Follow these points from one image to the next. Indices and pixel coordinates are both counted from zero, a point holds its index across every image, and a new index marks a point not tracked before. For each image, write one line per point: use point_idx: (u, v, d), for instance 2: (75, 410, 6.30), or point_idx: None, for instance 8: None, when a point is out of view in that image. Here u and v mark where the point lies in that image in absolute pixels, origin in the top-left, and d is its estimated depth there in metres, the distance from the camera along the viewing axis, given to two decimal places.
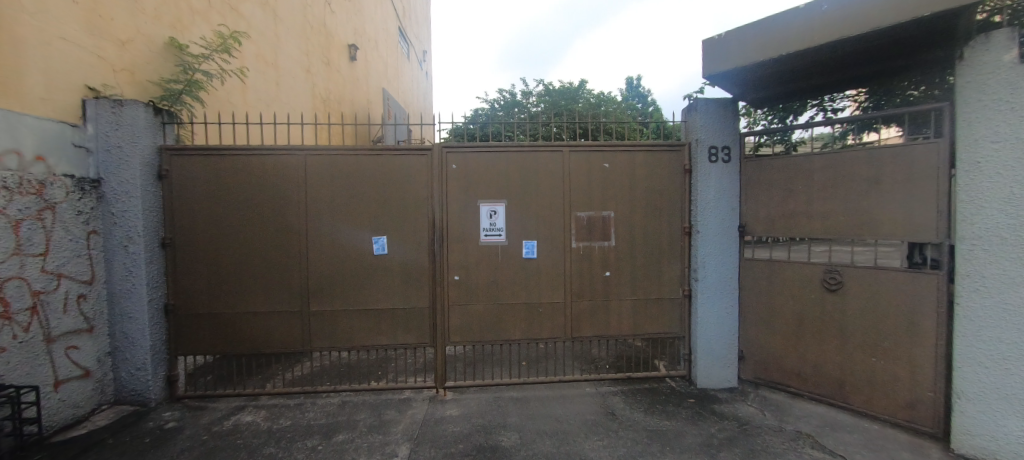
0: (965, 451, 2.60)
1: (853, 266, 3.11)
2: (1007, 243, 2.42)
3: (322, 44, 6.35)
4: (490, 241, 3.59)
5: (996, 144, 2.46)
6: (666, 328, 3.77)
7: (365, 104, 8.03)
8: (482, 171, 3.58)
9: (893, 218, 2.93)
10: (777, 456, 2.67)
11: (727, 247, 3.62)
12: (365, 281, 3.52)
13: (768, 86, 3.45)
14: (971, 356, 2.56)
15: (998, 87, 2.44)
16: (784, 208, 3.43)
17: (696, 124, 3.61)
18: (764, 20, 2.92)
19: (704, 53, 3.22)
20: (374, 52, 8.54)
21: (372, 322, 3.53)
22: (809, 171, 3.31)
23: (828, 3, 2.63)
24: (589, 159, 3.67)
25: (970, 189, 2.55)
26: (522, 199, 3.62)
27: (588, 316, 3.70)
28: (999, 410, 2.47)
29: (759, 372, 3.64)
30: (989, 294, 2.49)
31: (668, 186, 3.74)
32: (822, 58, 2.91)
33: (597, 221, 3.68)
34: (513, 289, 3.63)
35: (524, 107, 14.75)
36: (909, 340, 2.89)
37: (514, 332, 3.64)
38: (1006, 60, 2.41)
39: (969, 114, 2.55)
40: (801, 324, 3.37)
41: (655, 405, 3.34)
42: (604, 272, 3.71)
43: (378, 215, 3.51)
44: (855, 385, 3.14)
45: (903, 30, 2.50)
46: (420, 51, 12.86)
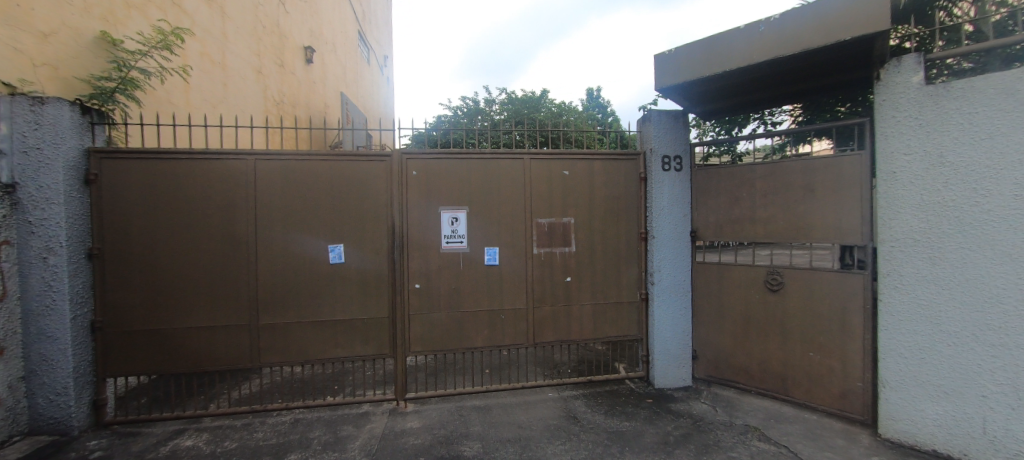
0: (890, 435, 2.84)
1: (792, 267, 3.35)
2: (919, 245, 2.69)
3: (274, 45, 6.09)
4: (452, 248, 3.56)
5: (908, 156, 2.74)
6: (625, 332, 3.88)
7: (321, 108, 7.76)
8: (444, 178, 3.55)
9: (825, 223, 3.19)
10: (728, 450, 2.81)
11: (680, 251, 3.79)
12: (320, 292, 3.37)
13: (715, 99, 3.67)
14: (892, 348, 2.82)
15: (908, 105, 2.74)
16: (731, 215, 3.65)
17: (650, 134, 3.77)
18: (709, 39, 3.12)
19: (656, 67, 3.39)
20: (331, 55, 8.28)
21: (328, 334, 3.39)
22: (752, 179, 3.55)
23: (765, 25, 2.85)
24: (550, 167, 3.74)
25: (888, 197, 2.82)
26: (484, 206, 3.62)
27: (549, 321, 3.75)
28: (917, 396, 2.73)
29: (711, 370, 3.82)
30: (905, 291, 2.76)
31: (624, 194, 3.88)
32: (761, 75, 3.14)
33: (557, 227, 3.75)
34: (475, 297, 3.61)
35: (487, 114, 14.82)
36: (841, 335, 3.14)
37: (477, 340, 3.61)
38: (914, 82, 2.71)
39: (885, 129, 2.83)
40: (748, 323, 3.58)
41: (615, 407, 3.43)
42: (565, 278, 3.77)
43: (334, 223, 3.39)
44: (796, 379, 3.36)
45: (829, 52, 2.75)
46: (380, 56, 12.63)
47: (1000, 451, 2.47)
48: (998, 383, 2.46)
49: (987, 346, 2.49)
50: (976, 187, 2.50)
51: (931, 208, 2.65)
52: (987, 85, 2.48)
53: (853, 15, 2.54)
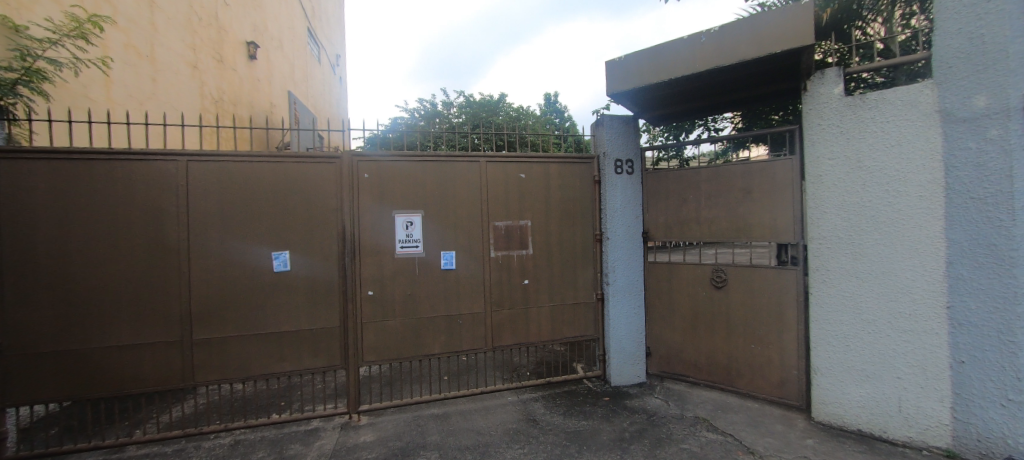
0: (822, 418, 3.08)
1: (734, 265, 3.56)
2: (842, 241, 2.95)
3: (212, 38, 5.67)
4: (406, 253, 3.46)
5: (832, 161, 3.00)
6: (582, 332, 3.95)
7: (267, 108, 7.33)
8: (398, 181, 3.45)
9: (762, 223, 3.41)
10: (679, 442, 2.91)
11: (633, 252, 3.91)
12: (263, 302, 3.16)
13: (663, 106, 3.84)
14: (823, 337, 3.06)
15: (831, 115, 2.99)
16: (679, 216, 3.82)
17: (603, 138, 3.87)
18: (656, 48, 3.25)
19: (607, 73, 3.49)
20: (278, 51, 7.85)
21: (272, 348, 3.18)
22: (698, 182, 3.74)
23: (706, 36, 3.01)
24: (507, 170, 3.74)
25: (816, 199, 3.08)
26: (440, 210, 3.56)
27: (508, 324, 3.73)
28: (843, 380, 2.98)
29: (663, 365, 3.97)
30: (832, 285, 3.01)
31: (580, 197, 3.95)
32: (704, 83, 3.31)
33: (514, 230, 3.75)
34: (431, 302, 3.52)
35: (444, 118, 14.66)
36: (778, 327, 3.36)
37: (434, 347, 3.52)
38: (835, 93, 2.97)
39: (812, 136, 3.09)
40: (696, 319, 3.76)
41: (573, 407, 3.47)
42: (522, 281, 3.78)
43: (279, 229, 3.20)
44: (740, 371, 3.56)
45: (763, 63, 2.95)
46: (332, 55, 12.14)
47: (914, 427, 2.73)
48: (911, 366, 2.72)
49: (901, 333, 2.75)
50: (889, 188, 2.77)
51: (852, 208, 2.91)
52: (895, 96, 2.74)
53: (783, 30, 2.74)
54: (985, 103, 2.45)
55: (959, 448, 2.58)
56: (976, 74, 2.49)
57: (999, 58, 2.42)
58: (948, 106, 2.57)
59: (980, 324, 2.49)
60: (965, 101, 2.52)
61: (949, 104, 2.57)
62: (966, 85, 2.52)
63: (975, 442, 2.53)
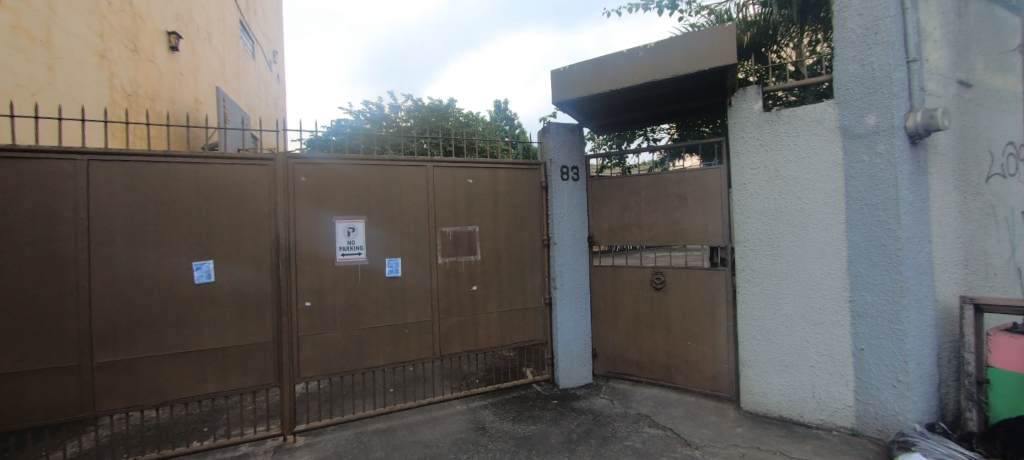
0: (749, 407, 3.34)
1: (672, 267, 3.77)
2: (764, 244, 3.25)
3: (124, 25, 5.09)
4: (348, 260, 3.30)
5: (754, 170, 3.29)
6: (531, 336, 3.98)
7: (192, 105, 6.71)
8: (338, 185, 3.28)
9: (695, 228, 3.65)
10: (623, 439, 3.01)
11: (579, 256, 4.04)
12: (182, 318, 2.86)
13: (606, 115, 4.00)
14: (748, 332, 3.34)
15: (752, 128, 3.29)
16: (621, 222, 4.01)
17: (550, 145, 3.97)
18: (598, 59, 3.38)
19: (552, 82, 3.59)
20: (205, 44, 7.22)
21: (192, 368, 2.88)
22: (638, 189, 3.93)
23: (643, 50, 3.18)
24: (454, 176, 3.70)
25: (741, 205, 3.36)
26: (385, 215, 3.44)
27: (456, 332, 3.67)
28: (767, 371, 3.26)
29: (609, 366, 4.13)
30: (756, 283, 3.30)
31: (528, 202, 4.00)
32: (642, 95, 3.49)
33: (462, 235, 3.72)
34: (376, 312, 3.38)
35: (392, 122, 14.26)
36: (711, 325, 3.59)
37: (378, 358, 3.38)
38: (754, 109, 3.28)
39: (737, 147, 3.37)
40: (638, 320, 3.94)
41: (522, 412, 3.48)
42: (470, 287, 3.74)
43: (201, 238, 2.92)
44: (678, 367, 3.77)
45: (694, 79, 3.17)
46: (269, 51, 11.39)
47: (825, 410, 3.03)
48: (821, 355, 3.03)
49: (813, 325, 3.06)
50: (800, 196, 3.08)
51: (771, 213, 3.21)
52: (804, 114, 3.06)
53: (711, 49, 2.96)
54: (875, 121, 2.78)
55: (862, 426, 2.89)
56: (868, 96, 2.83)
57: (884, 82, 2.76)
58: (846, 122, 2.90)
59: (875, 315, 2.81)
60: (858, 119, 2.85)
61: (847, 121, 2.90)
62: (860, 105, 2.85)
63: (874, 420, 2.84)
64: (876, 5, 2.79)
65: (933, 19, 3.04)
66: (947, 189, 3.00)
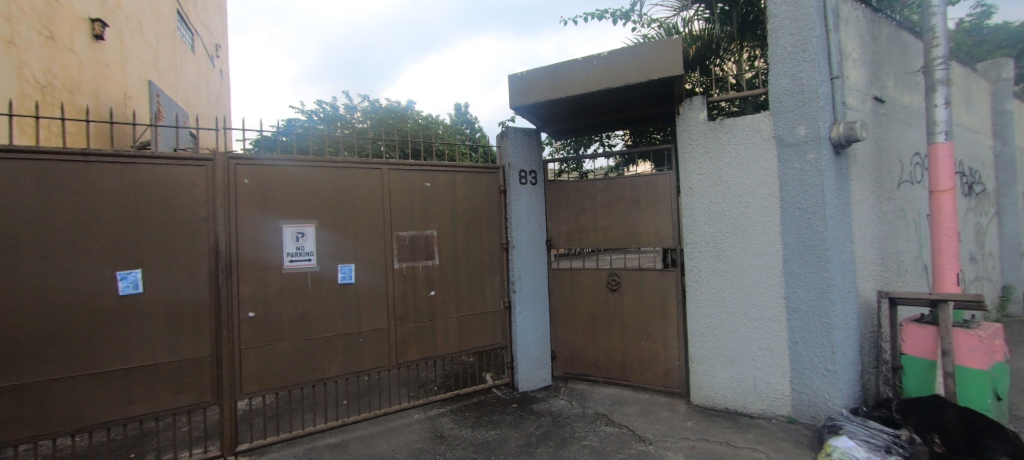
0: (698, 401, 3.51)
1: (626, 269, 3.89)
2: (709, 245, 3.44)
3: (37, 9, 4.57)
4: (297, 267, 3.14)
5: (699, 176, 3.48)
6: (490, 340, 3.97)
7: (120, 99, 6.14)
8: (285, 187, 3.11)
9: (647, 231, 3.80)
10: (581, 439, 3.06)
11: (537, 260, 4.08)
12: (103, 334, 2.58)
13: (562, 121, 4.08)
14: (697, 330, 3.52)
15: (698, 136, 3.48)
16: (578, 225, 4.11)
17: (508, 149, 3.99)
18: (554, 66, 3.44)
19: (510, 87, 3.61)
20: (135, 34, 6.62)
21: (116, 389, 2.61)
22: (593, 193, 4.04)
23: (597, 59, 3.28)
24: (411, 179, 3.63)
25: (689, 209, 3.54)
26: (337, 219, 3.30)
27: (413, 339, 3.59)
28: (713, 365, 3.45)
29: (567, 367, 4.20)
30: (703, 283, 3.48)
31: (486, 207, 3.99)
32: (597, 102, 3.60)
33: (419, 240, 3.65)
34: (327, 321, 3.23)
35: (347, 123, 13.74)
36: (662, 324, 3.74)
37: (329, 369, 3.23)
38: (700, 118, 3.47)
39: (684, 154, 3.56)
40: (595, 321, 4.03)
41: (481, 418, 3.45)
42: (428, 292, 3.67)
43: (127, 245, 2.66)
44: (632, 366, 3.89)
45: (644, 87, 3.30)
46: (210, 45, 10.65)
47: (765, 400, 3.24)
48: (760, 348, 3.24)
49: (753, 321, 3.27)
50: (741, 200, 3.29)
51: (715, 217, 3.41)
52: (743, 124, 3.28)
53: (660, 60, 3.09)
54: (804, 131, 3.02)
55: (797, 414, 3.12)
56: (798, 108, 3.06)
57: (811, 96, 3.01)
58: (780, 132, 3.13)
59: (806, 310, 3.04)
60: (790, 129, 3.08)
61: (781, 131, 3.13)
62: (791, 117, 3.09)
63: (807, 408, 3.07)
64: (804, 26, 3.04)
65: (852, 41, 3.36)
66: (865, 194, 3.32)
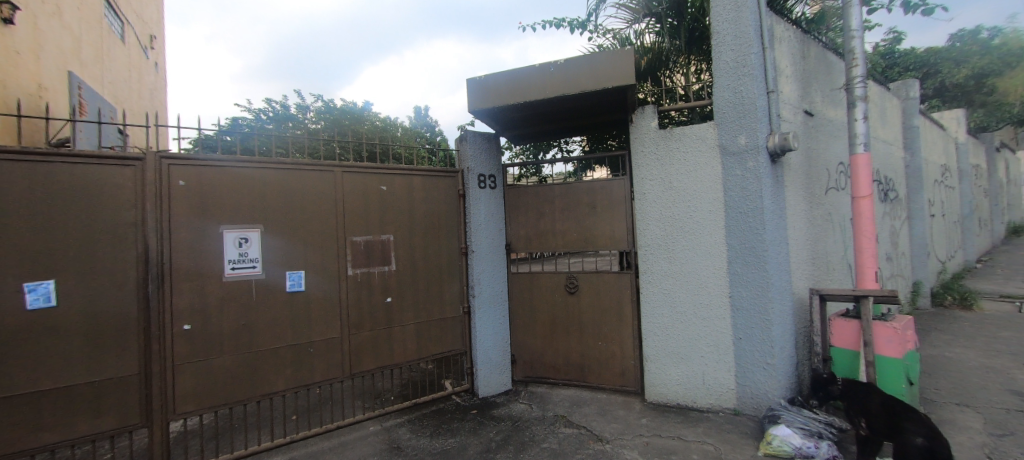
0: (652, 398, 3.64)
1: (584, 272, 3.97)
2: (661, 248, 3.59)
3: None
4: (240, 275, 2.94)
5: (651, 182, 3.63)
6: (449, 346, 3.91)
7: (34, 89, 5.50)
8: (226, 189, 2.91)
9: (603, 234, 3.90)
10: (541, 442, 3.07)
11: (496, 264, 4.09)
12: (7, 354, 2.28)
13: (521, 126, 4.12)
14: (651, 329, 3.65)
15: (650, 144, 3.63)
16: (537, 229, 4.15)
17: (467, 153, 3.98)
18: (511, 71, 3.46)
19: (468, 91, 3.60)
20: (52, 17, 5.96)
21: (22, 416, 2.31)
22: (552, 198, 4.10)
23: (554, 66, 3.34)
24: (366, 182, 3.51)
25: (642, 213, 3.68)
26: (286, 224, 3.13)
27: (369, 347, 3.47)
28: (666, 363, 3.59)
29: (527, 371, 4.22)
30: (655, 285, 3.62)
31: (445, 211, 3.95)
32: (554, 108, 3.66)
33: (375, 245, 3.53)
34: (274, 331, 3.05)
35: (299, 123, 13.11)
36: (618, 325, 3.85)
37: (277, 382, 3.05)
38: (651, 126, 3.63)
39: (638, 160, 3.69)
40: (554, 324, 4.08)
41: (440, 426, 3.38)
42: (384, 299, 3.56)
43: (38, 253, 2.37)
44: (590, 366, 3.97)
45: (600, 95, 3.40)
46: (143, 35, 9.81)
47: (713, 394, 3.41)
48: (708, 345, 3.42)
49: (701, 319, 3.44)
50: (689, 204, 3.47)
51: (666, 221, 3.57)
52: (690, 133, 3.46)
53: (615, 69, 3.19)
54: (745, 141, 3.23)
55: (741, 406, 3.30)
56: (739, 119, 3.27)
57: (751, 108, 3.23)
58: (724, 141, 3.33)
59: (748, 308, 3.24)
60: (732, 139, 3.28)
61: (724, 140, 3.33)
62: (733, 127, 3.29)
63: (750, 400, 3.26)
64: (743, 43, 3.26)
65: (785, 58, 3.65)
66: (798, 200, 3.60)
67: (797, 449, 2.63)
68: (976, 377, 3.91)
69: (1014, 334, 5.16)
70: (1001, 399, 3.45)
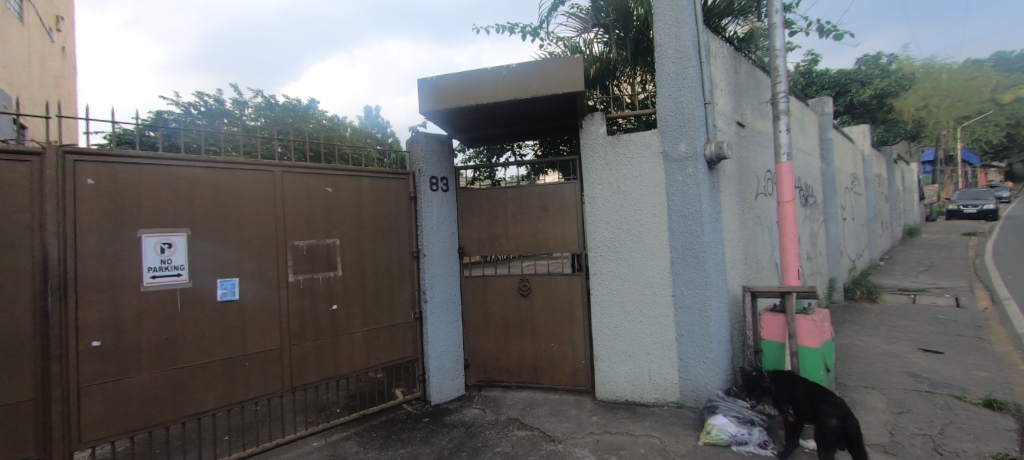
0: (602, 396, 3.74)
1: (536, 274, 4.01)
2: (610, 250, 3.72)
3: None
4: (162, 284, 2.67)
5: (601, 186, 3.75)
6: (400, 353, 3.79)
7: None
8: (147, 189, 2.63)
9: (555, 237, 3.96)
10: (494, 446, 3.06)
11: (449, 268, 4.03)
12: None
13: (473, 129, 4.10)
14: (600, 329, 3.77)
15: (599, 149, 3.74)
16: (489, 232, 4.14)
17: (418, 155, 3.89)
18: (463, 73, 3.42)
19: (419, 91, 3.52)
20: None
21: None
22: (505, 201, 4.11)
23: (506, 70, 3.35)
24: (309, 183, 3.33)
25: (592, 216, 3.79)
26: (217, 227, 2.89)
27: (312, 358, 3.28)
28: (615, 361, 3.71)
29: (480, 375, 4.18)
30: (605, 286, 3.74)
31: (395, 214, 3.83)
32: (506, 112, 3.68)
33: (319, 250, 3.36)
34: (204, 345, 2.80)
35: (236, 119, 12.19)
36: (569, 326, 3.92)
37: (206, 400, 2.80)
38: (600, 133, 3.75)
39: (587, 164, 3.80)
40: (507, 327, 4.08)
41: (390, 437, 3.26)
42: (330, 306, 3.39)
43: None
44: (543, 368, 4.01)
45: (551, 100, 3.46)
46: (46, 15, 8.69)
47: (658, 389, 3.57)
48: (654, 343, 3.58)
49: (647, 318, 3.60)
50: (636, 208, 3.62)
51: (614, 224, 3.70)
52: (636, 139, 3.62)
53: (565, 75, 3.27)
54: (685, 148, 3.42)
55: (684, 399, 3.49)
56: (680, 128, 3.46)
57: (690, 118, 3.43)
58: (666, 149, 3.51)
59: (689, 306, 3.43)
60: (674, 146, 3.47)
61: (667, 147, 3.51)
62: (674, 135, 3.48)
63: (691, 393, 3.45)
64: (683, 56, 3.46)
65: (720, 72, 3.92)
66: (732, 204, 3.87)
67: (733, 436, 2.83)
68: (880, 362, 4.41)
69: (909, 323, 5.87)
70: (900, 380, 3.91)
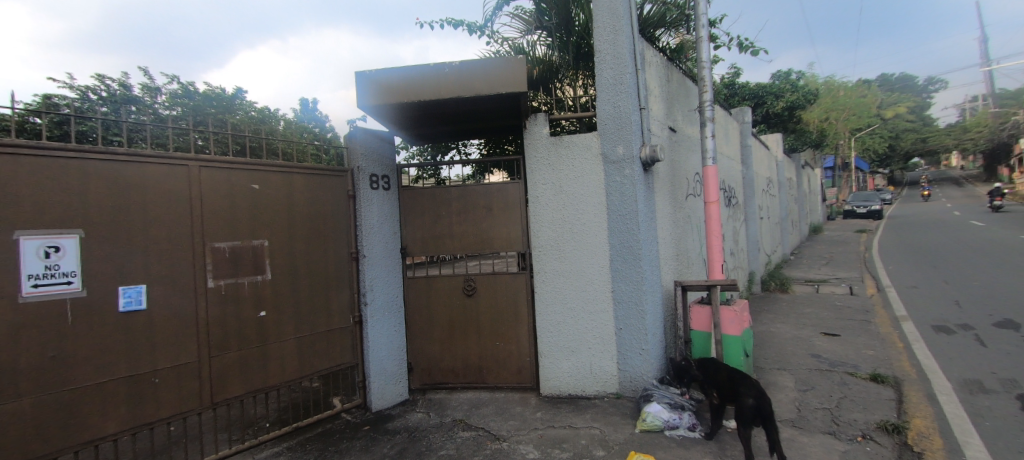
0: (546, 392, 3.82)
1: (481, 274, 4.00)
2: (552, 248, 3.80)
3: None
4: (49, 294, 2.31)
5: (544, 186, 3.82)
6: (337, 360, 3.60)
7: None
8: (27, 184, 2.26)
9: (500, 236, 3.97)
10: (438, 449, 3.00)
11: (390, 269, 3.89)
12: None
13: (416, 126, 4.00)
14: (544, 326, 3.84)
15: (542, 150, 3.81)
16: (433, 232, 4.06)
17: (357, 152, 3.72)
18: (404, 68, 3.32)
19: (358, 85, 3.36)
20: None
21: None
22: (448, 200, 4.05)
23: (449, 67, 3.29)
24: (232, 179, 3.05)
25: (535, 216, 3.85)
26: (120, 228, 2.57)
27: (237, 370, 3.03)
28: (558, 357, 3.80)
29: (425, 378, 4.09)
30: (548, 284, 3.82)
31: (331, 213, 3.63)
32: (449, 109, 3.63)
33: (244, 252, 3.10)
34: (102, 362, 2.46)
35: (146, 107, 10.91)
36: (514, 324, 3.95)
37: (104, 425, 2.46)
38: (542, 133, 3.81)
39: (530, 165, 3.85)
40: (451, 327, 4.03)
41: (328, 449, 3.09)
42: (257, 313, 3.14)
43: None
44: (488, 367, 4.00)
45: (494, 99, 3.46)
46: None
47: (599, 382, 3.71)
48: (594, 337, 3.71)
49: (588, 314, 3.73)
50: (577, 208, 3.73)
51: (557, 223, 3.79)
52: (577, 141, 3.72)
53: (509, 76, 3.29)
54: (622, 151, 3.58)
55: (622, 390, 3.66)
56: (617, 131, 3.62)
57: (626, 122, 3.59)
58: (605, 151, 3.65)
59: (626, 300, 3.59)
60: (612, 148, 3.62)
61: (605, 150, 3.65)
62: (612, 138, 3.63)
63: (629, 384, 3.62)
64: (620, 63, 3.61)
65: (653, 80, 4.15)
66: (664, 204, 4.11)
67: (665, 422, 3.03)
68: (790, 346, 4.92)
69: (814, 310, 6.61)
70: (806, 361, 4.39)
